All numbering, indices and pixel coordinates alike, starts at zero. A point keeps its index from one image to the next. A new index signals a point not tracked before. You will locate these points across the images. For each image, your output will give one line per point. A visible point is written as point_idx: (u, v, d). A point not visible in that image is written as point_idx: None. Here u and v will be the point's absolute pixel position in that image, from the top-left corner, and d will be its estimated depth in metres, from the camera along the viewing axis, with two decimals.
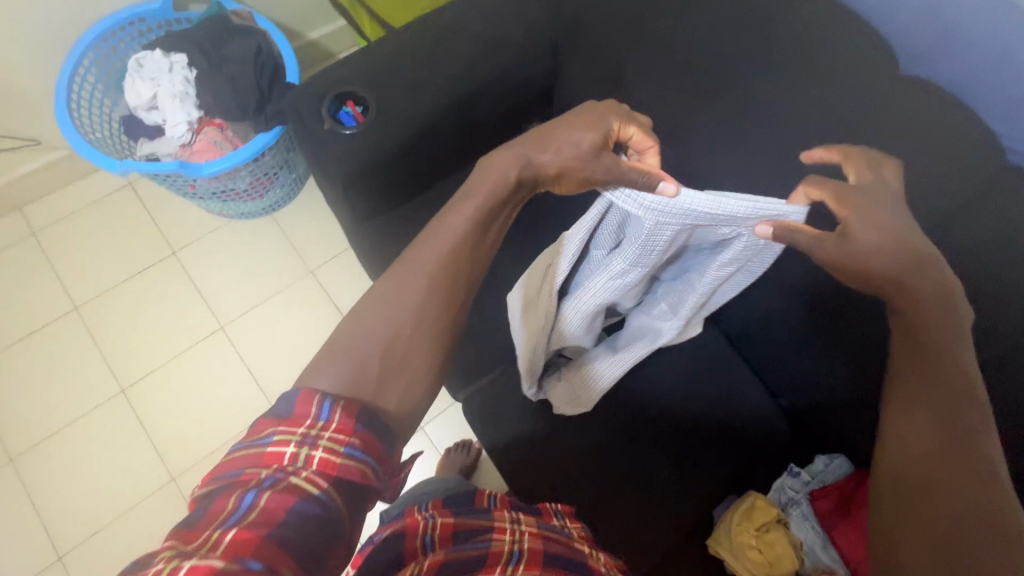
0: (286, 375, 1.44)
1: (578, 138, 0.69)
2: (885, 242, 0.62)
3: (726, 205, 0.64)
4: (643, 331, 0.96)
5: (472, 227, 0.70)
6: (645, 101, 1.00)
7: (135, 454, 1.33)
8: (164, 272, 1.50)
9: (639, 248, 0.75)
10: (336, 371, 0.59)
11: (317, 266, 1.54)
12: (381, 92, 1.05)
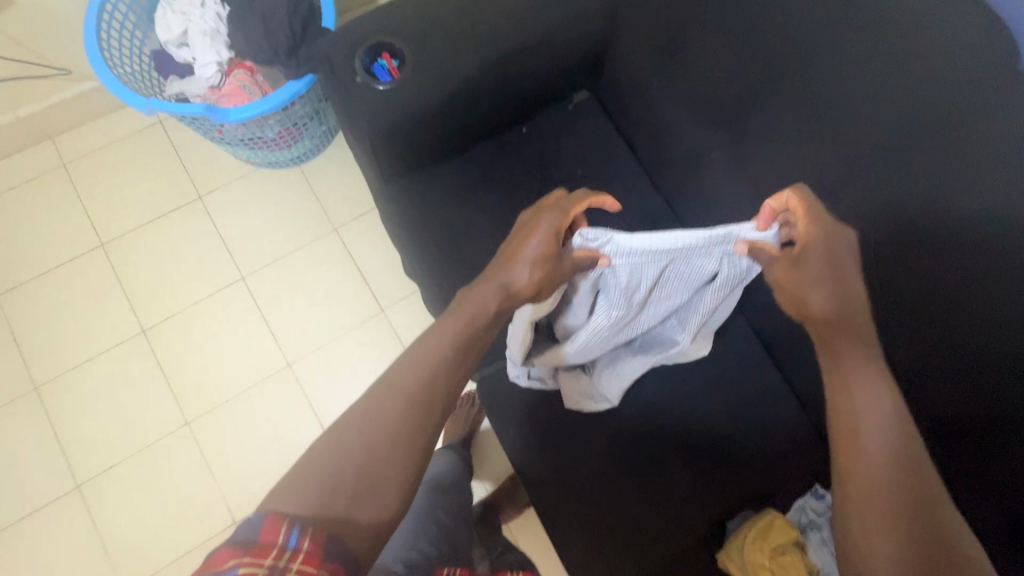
0: (303, 332, 1.42)
1: (536, 253, 0.78)
2: (826, 277, 0.71)
3: (684, 240, 0.74)
4: (651, 340, 0.97)
5: (450, 350, 0.78)
6: (707, 79, 0.90)
7: (152, 395, 1.36)
8: (189, 216, 1.48)
9: (624, 294, 0.82)
10: (302, 500, 0.64)
11: (341, 225, 1.49)
12: (421, 46, 0.97)
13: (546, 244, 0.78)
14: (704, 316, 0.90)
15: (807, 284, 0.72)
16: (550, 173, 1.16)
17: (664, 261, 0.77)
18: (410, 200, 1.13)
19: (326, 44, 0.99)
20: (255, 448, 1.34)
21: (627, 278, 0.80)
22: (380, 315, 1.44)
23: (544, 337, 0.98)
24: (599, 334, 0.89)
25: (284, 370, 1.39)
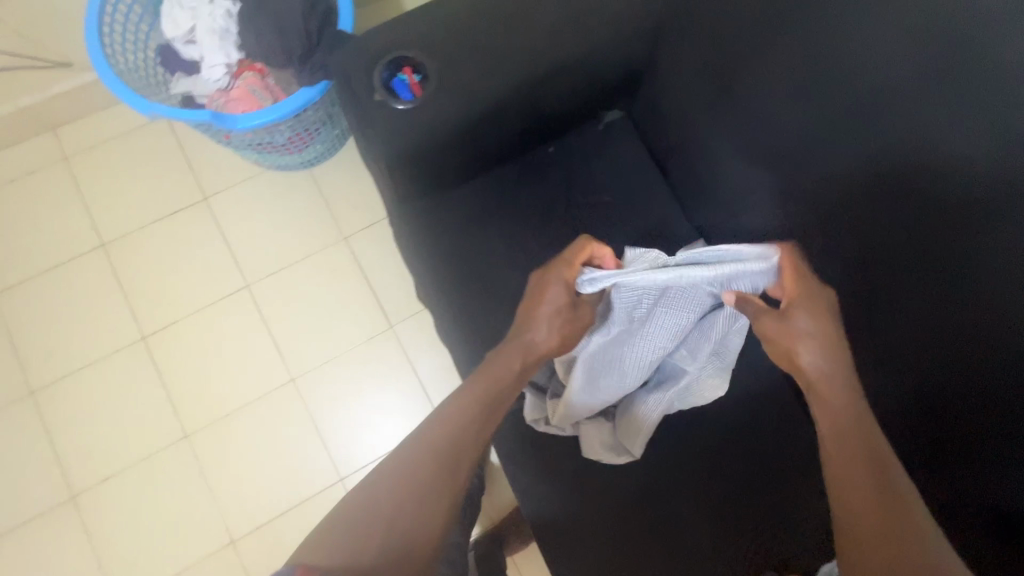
0: (309, 345, 1.37)
1: (552, 303, 0.81)
2: (811, 311, 0.72)
3: (690, 270, 0.72)
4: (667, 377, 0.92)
5: (478, 402, 0.79)
6: (760, 115, 0.82)
7: (151, 406, 1.31)
8: (194, 218, 1.42)
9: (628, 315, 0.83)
10: (338, 546, 0.62)
11: (352, 234, 1.43)
12: (446, 63, 0.89)
13: (560, 296, 0.81)
14: (714, 340, 0.86)
15: (800, 334, 0.72)
16: (577, 199, 1.08)
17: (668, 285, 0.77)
18: (427, 223, 1.06)
19: (341, 52, 0.91)
20: (255, 465, 1.30)
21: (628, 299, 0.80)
22: (388, 331, 1.39)
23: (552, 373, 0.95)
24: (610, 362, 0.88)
25: (288, 385, 1.34)
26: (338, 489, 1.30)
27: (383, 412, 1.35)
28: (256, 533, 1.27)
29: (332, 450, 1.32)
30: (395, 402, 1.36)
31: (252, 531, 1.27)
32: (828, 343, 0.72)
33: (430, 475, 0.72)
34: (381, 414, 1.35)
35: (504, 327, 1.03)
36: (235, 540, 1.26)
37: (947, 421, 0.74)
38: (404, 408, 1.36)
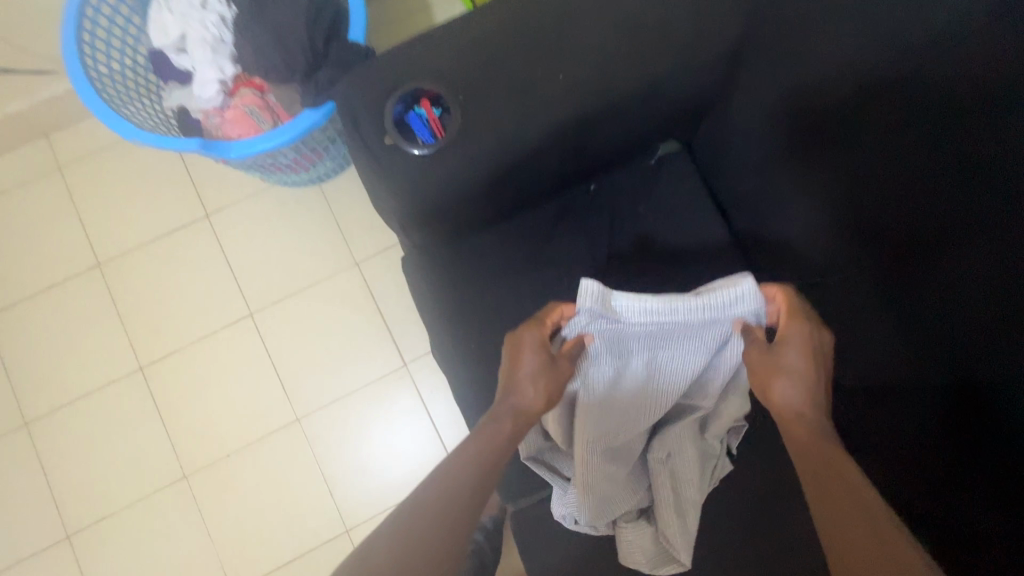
0: (316, 381, 1.26)
1: (533, 359, 0.68)
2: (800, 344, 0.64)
3: (674, 304, 0.65)
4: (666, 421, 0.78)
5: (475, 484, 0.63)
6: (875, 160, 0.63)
7: (149, 441, 1.23)
8: (195, 237, 1.30)
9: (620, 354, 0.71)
10: None
11: (364, 259, 1.30)
12: (476, 100, 0.73)
13: (539, 347, 0.69)
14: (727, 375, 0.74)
15: (787, 369, 0.64)
16: (623, 248, 0.92)
17: (656, 326, 0.67)
18: (448, 274, 0.91)
19: (349, 82, 0.76)
20: (257, 510, 1.21)
21: (611, 335, 0.69)
22: (402, 369, 1.26)
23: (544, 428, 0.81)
24: (603, 403, 0.72)
25: (293, 425, 1.24)
26: (344, 540, 1.20)
27: (394, 458, 1.24)
28: None
29: (339, 498, 1.22)
30: (407, 448, 1.24)
31: None
32: (805, 373, 0.64)
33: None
34: (392, 460, 1.24)
35: None
36: None
37: (956, 359, 0.59)
38: (417, 455, 1.24)
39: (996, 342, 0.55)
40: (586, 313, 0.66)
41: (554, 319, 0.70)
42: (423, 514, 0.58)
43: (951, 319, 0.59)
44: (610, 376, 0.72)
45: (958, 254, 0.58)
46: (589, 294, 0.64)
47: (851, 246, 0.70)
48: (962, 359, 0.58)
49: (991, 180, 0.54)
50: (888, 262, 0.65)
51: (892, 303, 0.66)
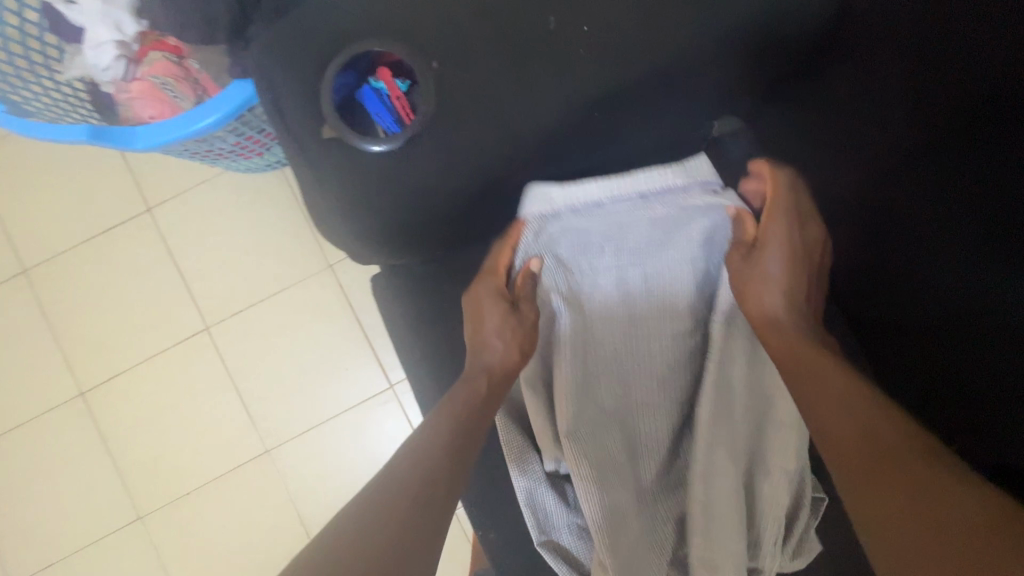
0: (286, 406, 1.06)
1: (489, 304, 0.62)
2: (784, 252, 0.60)
3: (633, 180, 0.62)
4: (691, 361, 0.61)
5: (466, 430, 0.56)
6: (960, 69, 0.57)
7: (94, 479, 1.05)
8: (137, 236, 1.08)
9: (579, 257, 0.62)
10: None
11: (339, 260, 1.08)
12: (466, 87, 0.55)
13: (494, 294, 0.63)
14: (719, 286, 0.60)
15: (762, 273, 0.59)
16: None
17: (608, 210, 0.62)
18: (432, 300, 0.70)
19: (285, 51, 0.55)
20: (226, 554, 1.05)
21: (569, 246, 0.62)
22: (388, 392, 1.06)
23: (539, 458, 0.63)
24: (577, 341, 0.59)
25: (262, 458, 1.06)
26: None
27: None
28: None
29: (320, 540, 1.05)
30: None
31: None
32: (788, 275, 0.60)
33: (406, 511, 0.47)
34: None
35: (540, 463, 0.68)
36: None
37: (941, 257, 0.59)
38: None
39: (986, 218, 0.55)
40: (533, 226, 0.62)
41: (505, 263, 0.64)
42: (410, 456, 0.52)
43: (926, 214, 0.60)
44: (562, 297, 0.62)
45: (942, 164, 0.58)
46: (535, 198, 0.62)
47: (845, 171, 0.67)
48: (951, 249, 0.58)
49: (994, 59, 0.55)
50: (887, 174, 0.63)
51: (881, 243, 0.64)
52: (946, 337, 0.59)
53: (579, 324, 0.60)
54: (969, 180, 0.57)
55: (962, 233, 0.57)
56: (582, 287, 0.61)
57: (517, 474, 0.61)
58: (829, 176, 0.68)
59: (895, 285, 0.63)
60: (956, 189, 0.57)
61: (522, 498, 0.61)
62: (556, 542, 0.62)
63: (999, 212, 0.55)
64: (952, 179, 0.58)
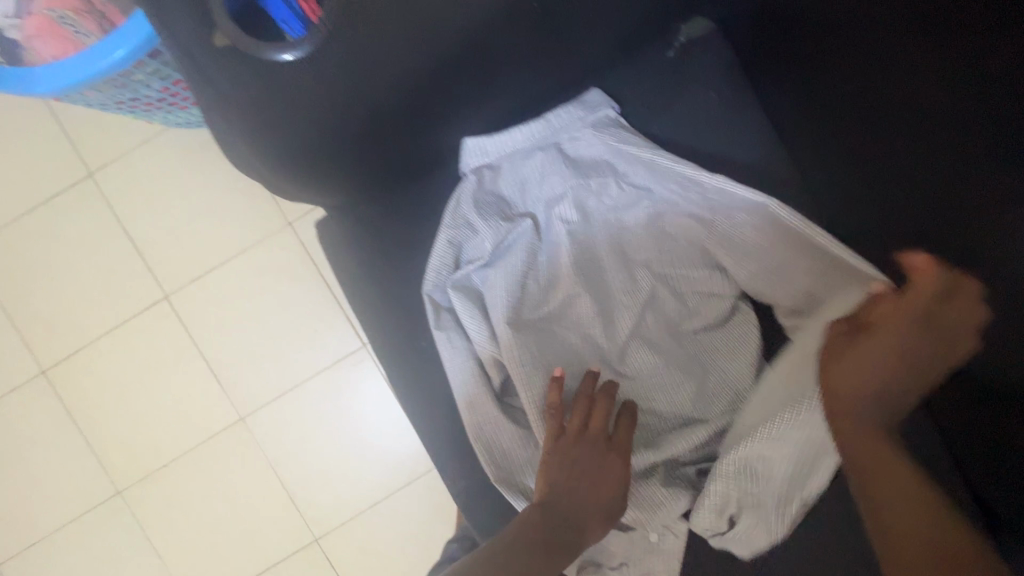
0: (257, 372, 1.02)
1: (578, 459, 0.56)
2: (901, 346, 0.47)
3: (548, 122, 0.61)
4: (673, 256, 0.64)
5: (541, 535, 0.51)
6: None
7: (68, 456, 1.02)
8: (81, 203, 1.02)
9: (502, 215, 0.61)
10: None
11: (298, 218, 1.02)
12: None
13: (583, 448, 0.56)
14: (641, 224, 0.64)
15: (863, 354, 0.47)
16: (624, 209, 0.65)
17: (523, 160, 0.62)
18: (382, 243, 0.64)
19: None
20: (208, 524, 1.03)
21: (494, 202, 0.61)
22: (361, 352, 1.03)
23: (490, 384, 0.59)
24: (533, 261, 0.62)
25: (236, 426, 1.03)
26: (314, 550, 1.03)
27: (361, 456, 1.03)
28: None
29: (302, 504, 1.03)
30: (375, 443, 1.03)
31: None
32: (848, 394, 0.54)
33: None
34: (358, 459, 1.03)
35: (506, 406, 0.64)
36: None
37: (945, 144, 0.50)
38: (387, 451, 1.03)
39: (994, 92, 0.46)
40: (473, 175, 0.60)
41: (451, 204, 0.60)
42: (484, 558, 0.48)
43: (923, 104, 0.50)
44: (484, 249, 0.60)
45: (921, 76, 0.50)
46: (471, 150, 0.60)
47: (819, 72, 0.59)
48: (955, 133, 0.49)
49: None
50: (857, 82, 0.55)
51: (852, 152, 0.59)
52: (950, 239, 0.51)
53: (529, 247, 0.61)
54: (959, 55, 0.47)
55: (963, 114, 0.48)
56: (535, 216, 0.63)
57: (470, 420, 0.58)
58: (814, 77, 0.60)
59: (874, 201, 0.58)
60: (938, 107, 0.49)
61: (479, 443, 0.58)
62: (522, 484, 0.59)
63: (1011, 75, 0.44)
64: (931, 68, 0.49)
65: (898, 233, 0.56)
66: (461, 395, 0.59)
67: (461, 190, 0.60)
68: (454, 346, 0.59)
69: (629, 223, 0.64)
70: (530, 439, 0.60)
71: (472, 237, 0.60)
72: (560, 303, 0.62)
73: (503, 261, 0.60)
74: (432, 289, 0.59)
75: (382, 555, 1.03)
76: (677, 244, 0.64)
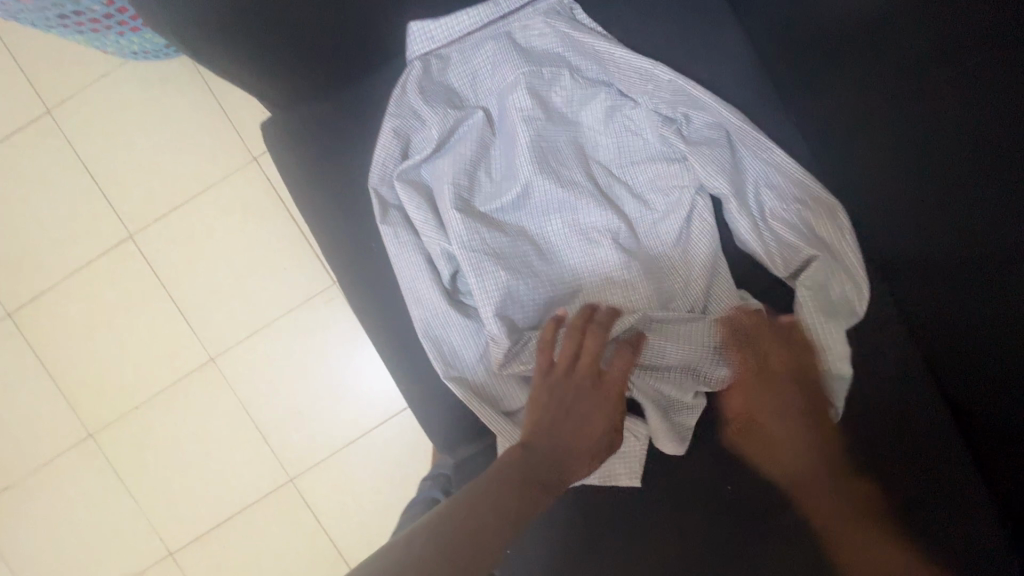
0: (227, 312, 1.01)
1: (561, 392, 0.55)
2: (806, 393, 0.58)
3: (496, 6, 0.58)
4: (631, 150, 0.61)
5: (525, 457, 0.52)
6: None
7: (38, 400, 1.01)
8: (40, 140, 0.99)
9: (449, 103, 0.59)
10: None
11: (264, 152, 0.99)
12: None
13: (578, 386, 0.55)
14: (598, 116, 0.61)
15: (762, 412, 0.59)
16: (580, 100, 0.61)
17: (472, 47, 0.60)
18: (334, 144, 0.62)
19: None
20: (182, 466, 1.02)
21: (442, 91, 0.59)
22: (333, 289, 1.00)
23: (440, 280, 0.58)
24: (485, 153, 0.60)
25: (207, 367, 1.01)
26: (290, 491, 1.02)
27: (334, 397, 1.01)
28: (197, 546, 1.02)
29: (277, 445, 1.02)
30: (348, 381, 1.01)
31: (191, 541, 1.02)
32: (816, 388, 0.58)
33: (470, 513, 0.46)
34: (332, 398, 1.01)
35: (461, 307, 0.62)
36: (174, 551, 1.02)
37: (956, 56, 0.44)
38: (361, 390, 1.01)
39: None
40: (418, 61, 0.58)
41: (395, 91, 0.58)
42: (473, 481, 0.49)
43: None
44: (430, 138, 0.58)
45: None
46: (416, 36, 0.58)
47: None
48: (985, 40, 0.42)
49: None
50: None
51: (892, 47, 0.48)
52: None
53: (480, 138, 0.60)
54: None
55: (1001, 15, 0.41)
56: (487, 109, 0.61)
57: (415, 312, 0.57)
58: None
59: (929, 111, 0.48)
60: None
61: (425, 338, 0.57)
62: (469, 379, 0.58)
63: None
64: None
65: (942, 142, 0.47)
66: (409, 290, 0.58)
67: (406, 77, 0.58)
68: (401, 240, 0.58)
69: (585, 114, 0.61)
70: (480, 338, 0.58)
71: (417, 127, 0.58)
72: (515, 198, 0.60)
73: (452, 151, 0.59)
74: (378, 179, 0.58)
75: (359, 494, 1.02)
76: (636, 138, 0.61)
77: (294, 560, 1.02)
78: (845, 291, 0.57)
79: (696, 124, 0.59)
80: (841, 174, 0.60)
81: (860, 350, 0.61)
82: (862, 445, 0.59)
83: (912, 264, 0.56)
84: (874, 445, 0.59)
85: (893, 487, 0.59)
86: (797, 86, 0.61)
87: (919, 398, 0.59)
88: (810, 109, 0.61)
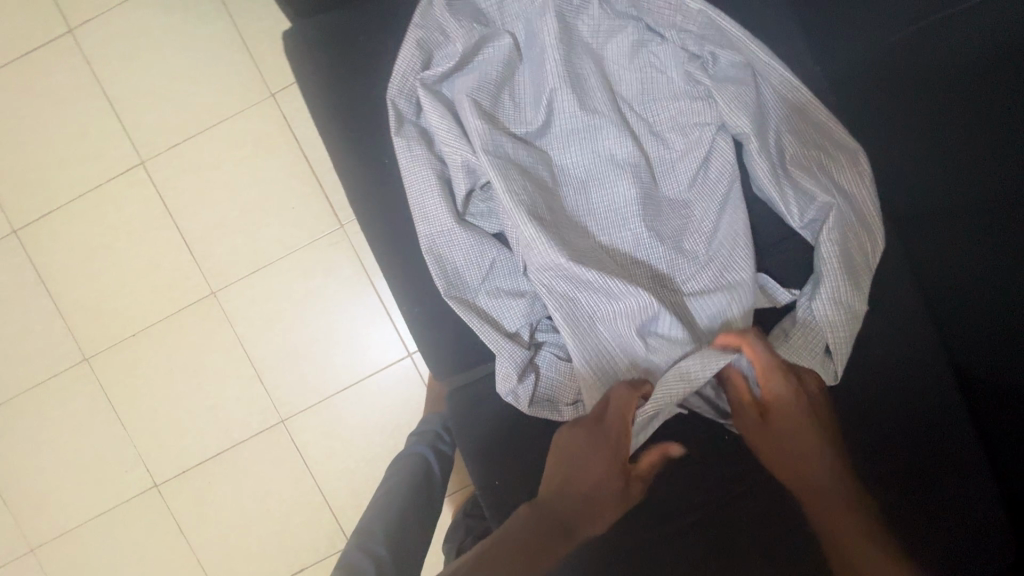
0: (231, 247, 1.00)
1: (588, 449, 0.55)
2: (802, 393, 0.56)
3: None
4: (655, 86, 0.60)
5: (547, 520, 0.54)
6: None
7: (36, 317, 1.01)
8: (57, 58, 0.99)
9: (475, 19, 0.58)
10: None
11: (281, 89, 0.98)
12: None
13: (602, 453, 0.54)
14: (627, 47, 0.60)
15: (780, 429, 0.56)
16: (612, 30, 0.59)
17: None
18: (360, 62, 0.62)
19: None
20: (174, 397, 1.01)
21: (468, 8, 0.59)
22: (340, 233, 0.99)
23: (451, 201, 0.58)
24: (508, 74, 0.59)
25: (207, 301, 1.00)
26: (279, 432, 1.01)
27: (332, 343, 1.00)
28: (183, 480, 1.02)
29: (271, 386, 1.01)
30: (347, 328, 1.00)
31: (176, 475, 1.02)
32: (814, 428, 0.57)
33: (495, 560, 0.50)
34: (331, 343, 1.00)
35: (487, 215, 0.61)
36: (159, 483, 1.02)
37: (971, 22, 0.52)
38: (359, 337, 1.00)
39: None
40: None
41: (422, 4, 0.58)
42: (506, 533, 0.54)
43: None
44: (455, 52, 0.58)
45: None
46: None
47: None
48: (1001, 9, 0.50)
49: None
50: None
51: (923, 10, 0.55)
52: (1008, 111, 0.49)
53: (507, 59, 0.59)
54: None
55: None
56: (513, 33, 0.60)
57: (421, 226, 0.59)
58: None
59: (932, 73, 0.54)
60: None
61: (429, 253, 0.59)
62: (466, 297, 0.60)
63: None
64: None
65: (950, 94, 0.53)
66: (417, 206, 0.59)
67: None
68: (413, 153, 0.58)
69: (613, 43, 0.60)
70: (482, 260, 0.59)
71: (440, 42, 0.58)
72: (536, 126, 0.59)
73: (472, 69, 0.58)
74: (397, 92, 0.58)
75: (351, 441, 1.01)
76: (660, 75, 0.60)
77: (278, 502, 1.01)
78: (863, 245, 0.57)
79: (724, 60, 0.57)
80: (876, 128, 0.61)
81: (878, 308, 0.62)
82: (860, 353, 0.61)
83: (936, 215, 0.58)
84: (868, 350, 0.61)
85: (881, 384, 0.61)
86: (843, 40, 0.62)
87: (918, 311, 0.61)
88: (849, 61, 0.62)
